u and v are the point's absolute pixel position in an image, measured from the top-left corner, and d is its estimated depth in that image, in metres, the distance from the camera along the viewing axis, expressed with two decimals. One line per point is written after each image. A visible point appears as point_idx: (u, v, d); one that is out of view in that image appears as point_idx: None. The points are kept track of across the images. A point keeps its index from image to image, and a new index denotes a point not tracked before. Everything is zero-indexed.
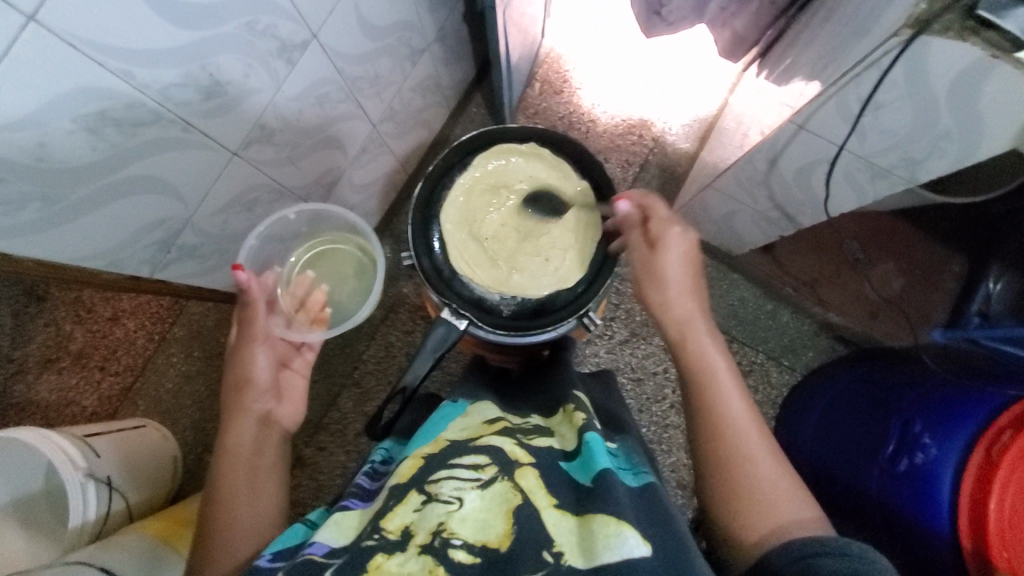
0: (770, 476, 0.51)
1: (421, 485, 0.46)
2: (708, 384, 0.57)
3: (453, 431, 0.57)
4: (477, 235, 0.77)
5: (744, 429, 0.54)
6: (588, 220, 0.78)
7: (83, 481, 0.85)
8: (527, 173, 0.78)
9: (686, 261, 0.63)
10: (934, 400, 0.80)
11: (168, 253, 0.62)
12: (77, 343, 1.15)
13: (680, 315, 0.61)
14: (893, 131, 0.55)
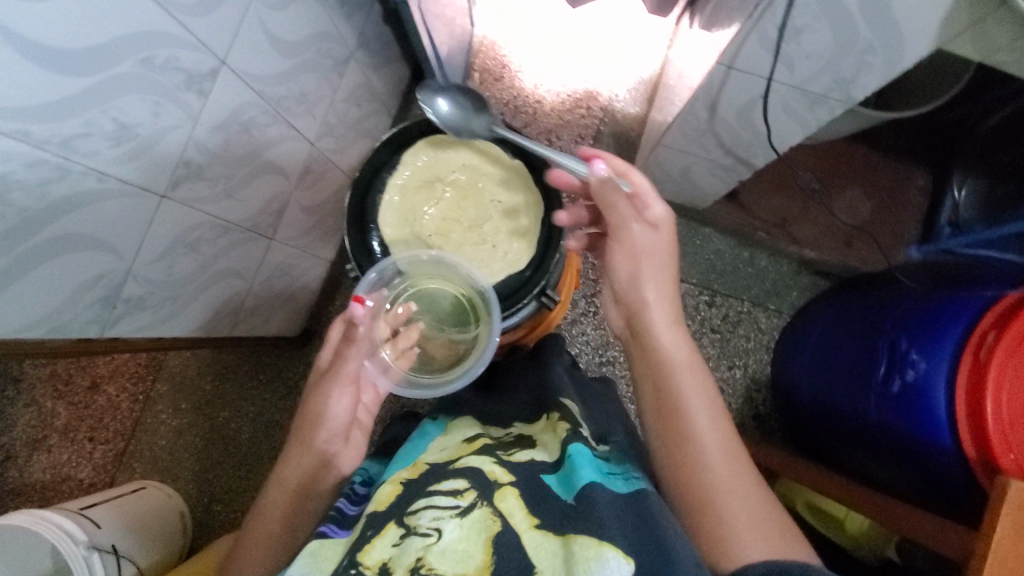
0: (737, 490, 0.51)
1: (400, 517, 0.46)
2: (678, 379, 0.57)
3: (434, 452, 0.58)
4: (421, 231, 0.80)
5: (707, 433, 0.55)
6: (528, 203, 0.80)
7: (87, 554, 0.83)
8: (461, 165, 0.80)
9: (666, 270, 0.63)
10: (916, 314, 0.79)
11: (115, 309, 0.60)
12: (61, 417, 1.13)
13: (651, 325, 0.62)
14: (817, 54, 0.54)
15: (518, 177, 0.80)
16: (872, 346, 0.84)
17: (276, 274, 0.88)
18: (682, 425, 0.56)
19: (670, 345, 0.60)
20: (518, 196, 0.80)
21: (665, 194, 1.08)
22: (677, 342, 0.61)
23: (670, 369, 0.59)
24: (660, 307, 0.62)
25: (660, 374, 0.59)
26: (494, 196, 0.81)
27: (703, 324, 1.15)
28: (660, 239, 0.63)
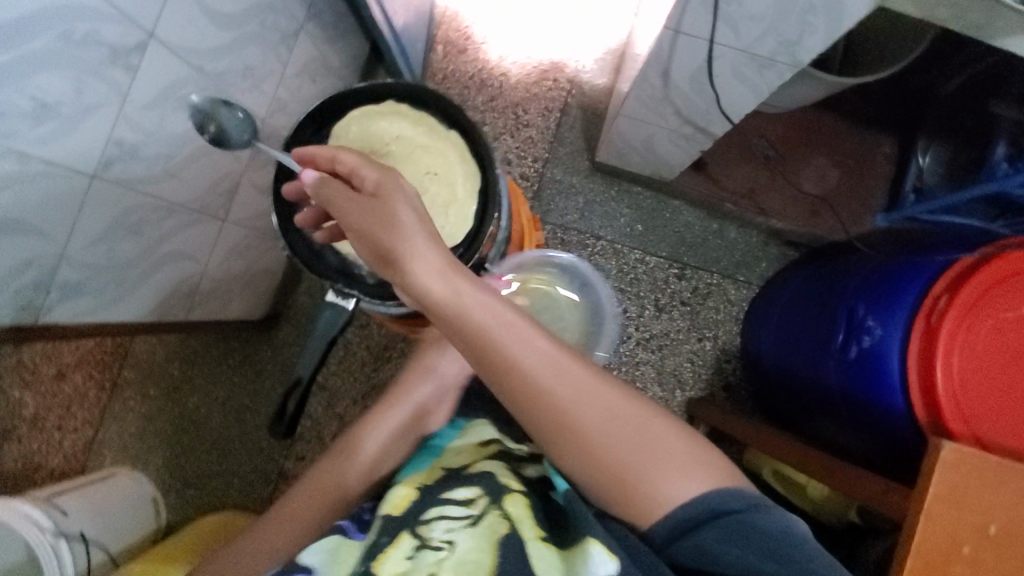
0: (639, 436, 0.53)
1: (412, 526, 0.50)
2: (517, 373, 0.52)
3: (451, 455, 0.63)
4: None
5: (575, 406, 0.52)
6: (465, 171, 0.69)
7: (54, 541, 0.83)
8: (392, 134, 0.69)
9: (437, 241, 0.51)
10: (874, 281, 0.79)
11: (51, 294, 0.58)
12: (27, 407, 1.10)
13: (479, 327, 0.51)
14: (759, 15, 0.54)
15: (458, 149, 0.69)
16: (832, 314, 0.85)
17: (232, 256, 0.86)
18: (562, 419, 0.52)
19: (498, 331, 0.52)
20: (454, 168, 0.69)
21: (632, 166, 1.07)
22: (502, 315, 0.52)
23: (513, 365, 0.52)
24: (467, 286, 0.52)
25: (507, 377, 0.52)
26: (429, 168, 0.69)
27: (672, 297, 1.14)
28: (406, 214, 0.51)
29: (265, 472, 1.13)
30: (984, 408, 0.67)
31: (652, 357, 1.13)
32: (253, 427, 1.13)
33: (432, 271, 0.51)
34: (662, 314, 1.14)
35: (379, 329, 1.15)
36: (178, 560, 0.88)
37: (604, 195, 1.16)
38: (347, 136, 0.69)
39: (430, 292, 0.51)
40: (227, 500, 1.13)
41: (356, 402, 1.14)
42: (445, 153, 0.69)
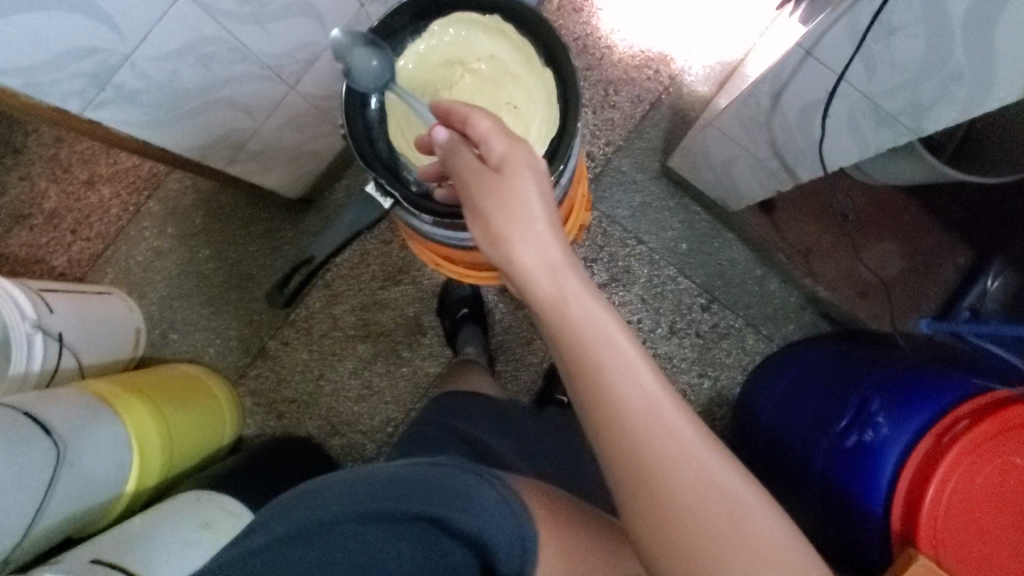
0: (730, 513, 0.42)
1: None
2: (609, 402, 0.44)
3: None
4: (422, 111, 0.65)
5: (670, 460, 0.43)
6: (545, 113, 0.65)
7: (30, 332, 0.85)
8: (489, 53, 0.66)
9: (554, 228, 0.48)
10: (901, 381, 0.76)
11: (103, 92, 0.57)
12: (50, 202, 1.13)
13: (580, 334, 0.45)
14: (903, 65, 0.50)
15: (547, 93, 0.65)
16: (843, 396, 0.82)
17: (286, 127, 0.85)
18: (637, 461, 0.43)
19: (591, 343, 0.45)
20: (536, 110, 0.65)
21: (701, 184, 1.03)
22: (598, 326, 0.46)
23: (598, 386, 0.45)
24: (571, 283, 0.47)
25: (590, 397, 0.45)
26: (512, 101, 0.65)
27: (690, 325, 1.10)
28: (534, 201, 0.48)
29: (248, 344, 1.14)
30: (959, 537, 0.63)
31: None
32: (251, 298, 1.14)
33: (541, 269, 0.48)
34: (673, 337, 1.10)
35: (400, 250, 1.14)
36: (137, 391, 0.89)
37: (662, 203, 1.12)
38: (443, 39, 0.65)
39: (534, 290, 0.48)
40: (204, 356, 1.15)
41: (352, 311, 1.14)
42: (532, 91, 0.65)
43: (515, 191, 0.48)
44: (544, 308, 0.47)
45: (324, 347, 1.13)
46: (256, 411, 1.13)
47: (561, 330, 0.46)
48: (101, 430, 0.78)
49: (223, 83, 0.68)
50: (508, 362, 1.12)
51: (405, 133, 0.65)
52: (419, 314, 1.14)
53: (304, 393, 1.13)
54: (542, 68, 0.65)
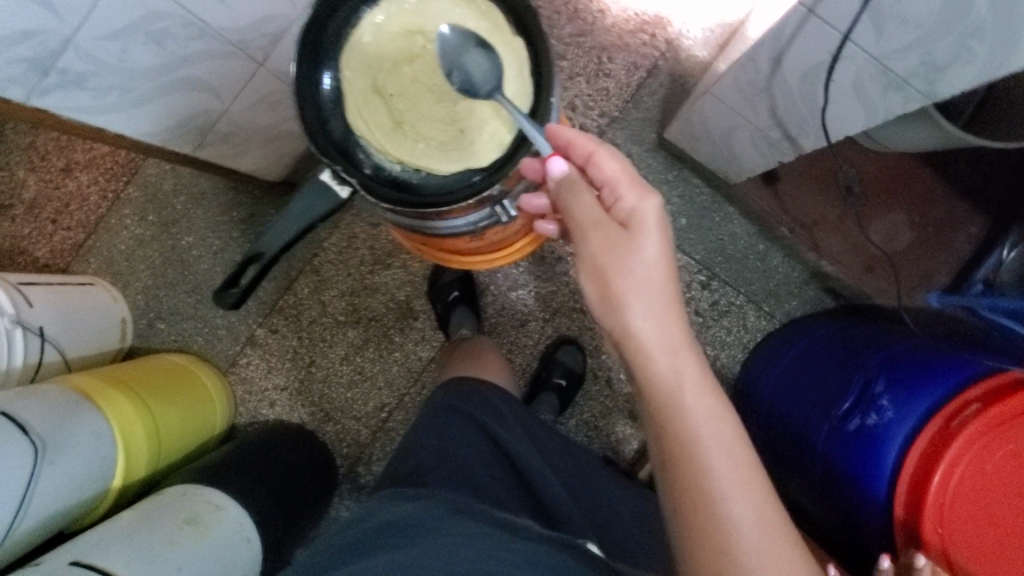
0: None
1: None
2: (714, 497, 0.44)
3: None
4: (380, 88, 0.58)
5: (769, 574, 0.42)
6: (518, 87, 0.58)
7: (10, 328, 0.84)
8: (450, 17, 0.58)
9: (677, 309, 0.48)
10: (906, 361, 0.72)
11: (47, 78, 0.53)
12: (29, 190, 1.11)
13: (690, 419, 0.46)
14: (916, 21, 0.45)
15: (518, 61, 0.58)
16: (846, 378, 0.78)
17: (259, 107, 0.81)
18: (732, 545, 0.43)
19: (700, 425, 0.46)
20: (509, 79, 0.58)
21: (699, 155, 0.98)
22: (707, 407, 0.47)
23: (702, 460, 0.45)
24: (683, 359, 0.47)
25: (693, 470, 0.45)
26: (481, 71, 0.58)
27: (689, 302, 1.07)
28: (659, 270, 0.48)
29: (236, 332, 1.12)
30: (965, 525, 0.61)
31: None
32: None
33: (657, 335, 0.48)
34: None
35: (388, 233, 1.10)
36: (121, 385, 0.87)
37: (660, 176, 1.07)
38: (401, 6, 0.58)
39: (648, 352, 0.48)
40: (193, 344, 1.13)
41: (342, 296, 1.11)
42: (502, 59, 0.58)
43: (637, 254, 0.48)
44: (656, 372, 0.47)
45: (314, 333, 1.11)
46: (248, 399, 1.12)
47: (673, 400, 0.47)
48: (85, 427, 0.76)
49: (180, 61, 0.64)
50: (502, 344, 1.10)
51: (365, 114, 0.59)
52: (410, 297, 1.11)
53: (296, 380, 1.12)
54: (511, 34, 0.58)
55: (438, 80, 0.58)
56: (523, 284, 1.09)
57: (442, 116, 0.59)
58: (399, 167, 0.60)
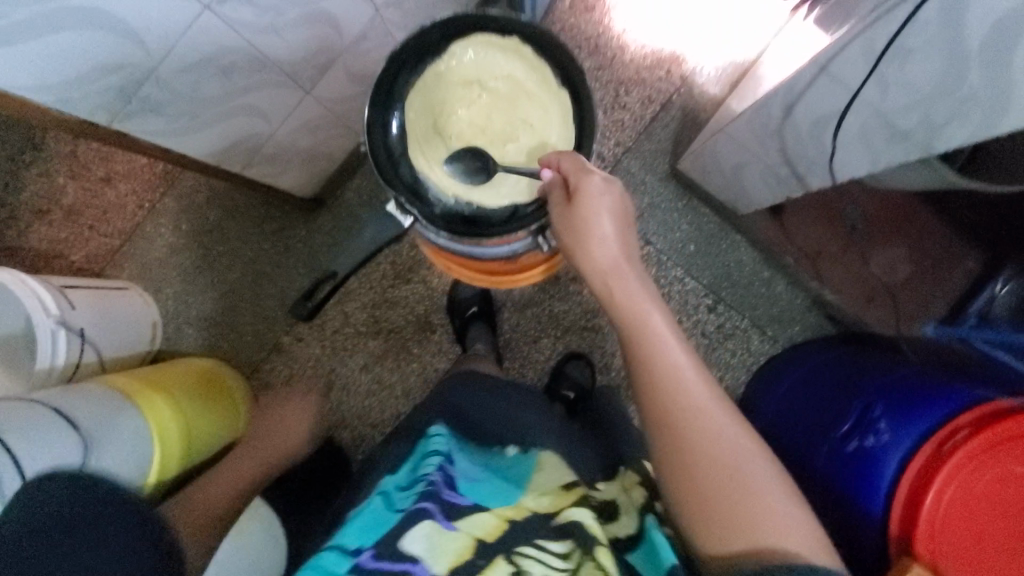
0: (743, 485, 0.50)
1: (510, 553, 0.53)
2: (660, 389, 0.54)
3: (536, 496, 0.61)
4: (441, 129, 0.67)
5: (711, 436, 0.52)
6: (562, 132, 0.66)
7: (55, 328, 0.87)
8: (505, 71, 0.66)
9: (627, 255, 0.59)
10: (902, 387, 0.77)
11: (130, 104, 0.58)
12: (69, 198, 1.15)
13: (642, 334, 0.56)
14: (917, 85, 0.49)
15: (562, 111, 0.66)
16: (846, 402, 0.83)
17: (302, 129, 0.87)
18: (677, 427, 0.53)
19: (649, 338, 0.56)
20: (552, 126, 0.67)
21: (710, 186, 1.04)
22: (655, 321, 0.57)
23: (653, 367, 0.55)
24: (633, 288, 0.58)
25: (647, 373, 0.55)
26: (527, 120, 0.67)
27: (696, 324, 1.12)
28: (608, 219, 0.60)
29: (262, 339, 1.17)
30: (957, 544, 0.65)
31: None
32: (265, 295, 1.17)
33: (611, 272, 0.59)
34: None
35: (411, 248, 1.16)
36: (155, 387, 0.91)
37: (672, 203, 1.13)
38: (461, 60, 0.66)
39: (606, 286, 0.59)
40: (219, 349, 1.17)
41: (364, 308, 1.16)
42: (548, 110, 0.66)
43: (593, 212, 0.59)
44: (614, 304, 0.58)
45: (336, 342, 1.16)
46: None
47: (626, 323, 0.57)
48: (126, 425, 0.80)
49: (240, 88, 0.69)
50: (516, 359, 1.15)
51: (427, 151, 0.68)
52: (429, 311, 1.16)
53: (317, 387, 1.16)
54: (558, 86, 0.66)
55: (490, 125, 0.67)
56: (538, 301, 1.15)
57: (494, 157, 0.67)
58: (453, 199, 0.68)
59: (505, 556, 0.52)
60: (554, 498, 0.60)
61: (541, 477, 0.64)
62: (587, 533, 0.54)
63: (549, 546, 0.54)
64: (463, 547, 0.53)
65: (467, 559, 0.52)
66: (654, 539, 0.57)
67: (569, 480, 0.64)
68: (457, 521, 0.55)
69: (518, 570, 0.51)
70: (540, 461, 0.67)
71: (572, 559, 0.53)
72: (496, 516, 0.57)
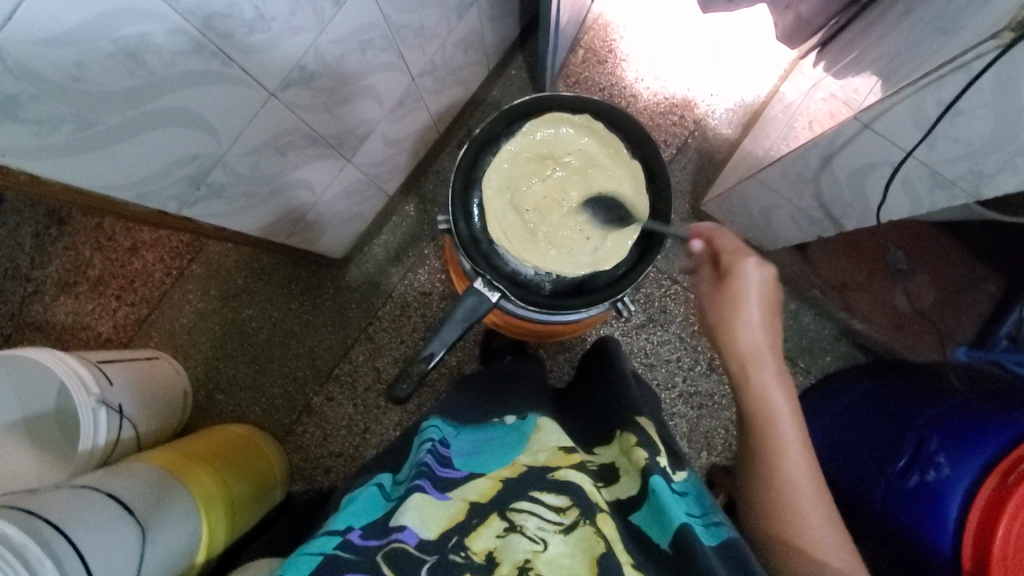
0: (817, 541, 0.51)
1: (503, 509, 0.47)
2: (768, 422, 0.58)
3: (531, 455, 0.56)
4: (519, 205, 0.71)
5: (801, 480, 0.54)
6: (635, 202, 0.72)
7: (95, 407, 0.84)
8: (577, 147, 0.72)
9: (767, 314, 0.63)
10: (954, 418, 0.78)
11: (198, 191, 0.59)
12: (95, 269, 1.15)
13: (758, 385, 0.60)
14: (966, 141, 0.52)
15: (635, 179, 0.72)
16: (899, 436, 0.84)
17: (340, 195, 0.89)
18: (778, 482, 0.54)
19: (766, 390, 0.60)
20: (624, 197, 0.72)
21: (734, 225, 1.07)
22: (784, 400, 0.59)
23: (768, 408, 0.59)
24: (769, 369, 0.61)
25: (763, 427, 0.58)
26: (603, 190, 0.72)
27: None
28: (762, 297, 0.63)
29: (293, 401, 1.16)
30: None
31: (689, 412, 1.13)
32: (295, 356, 1.16)
33: (755, 351, 0.62)
34: (712, 374, 1.13)
35: (439, 300, 1.16)
36: (198, 461, 0.89)
37: None
38: (532, 139, 0.72)
39: (743, 359, 0.62)
40: (250, 414, 1.16)
41: (395, 363, 1.16)
42: (621, 178, 0.72)
43: (745, 288, 0.63)
44: (749, 370, 0.61)
45: (369, 400, 1.15)
46: (304, 467, 1.14)
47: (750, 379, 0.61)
48: (176, 502, 0.78)
49: (292, 163, 0.71)
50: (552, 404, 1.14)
51: (506, 226, 0.71)
52: (462, 362, 1.15)
53: (351, 447, 1.14)
54: (629, 157, 0.72)
55: (566, 199, 0.71)
56: (571, 347, 1.15)
57: (572, 228, 0.71)
58: (533, 270, 0.72)
59: (500, 512, 0.46)
60: (551, 455, 0.55)
61: (545, 439, 0.58)
62: (586, 493, 0.48)
63: (544, 499, 0.47)
64: (456, 510, 0.47)
65: (460, 520, 0.46)
66: (659, 494, 0.50)
67: (567, 444, 0.58)
68: (449, 492, 0.49)
69: (511, 525, 0.45)
70: (537, 426, 0.62)
71: (571, 513, 0.46)
72: (491, 478, 0.52)
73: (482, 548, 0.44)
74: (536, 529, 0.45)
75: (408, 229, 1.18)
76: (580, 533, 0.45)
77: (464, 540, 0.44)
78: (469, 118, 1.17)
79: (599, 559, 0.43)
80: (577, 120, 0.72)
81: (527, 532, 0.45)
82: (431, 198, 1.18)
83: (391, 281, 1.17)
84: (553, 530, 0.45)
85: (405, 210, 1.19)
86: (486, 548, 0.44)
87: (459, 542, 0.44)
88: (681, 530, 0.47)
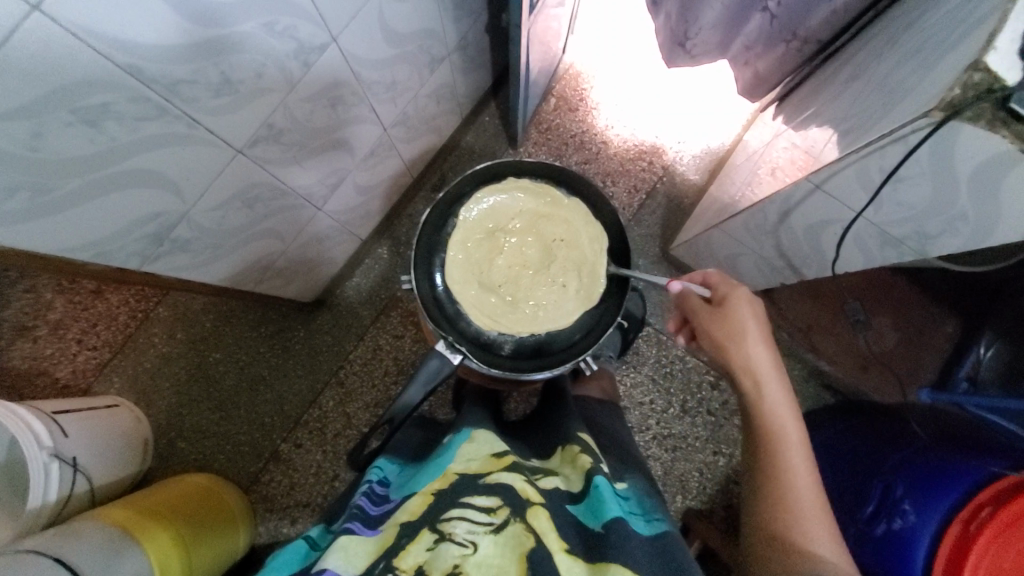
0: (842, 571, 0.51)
1: (434, 523, 0.46)
2: (782, 457, 0.57)
3: (461, 461, 0.56)
4: (487, 284, 0.74)
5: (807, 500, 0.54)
6: (591, 233, 0.76)
7: (48, 461, 0.81)
8: (518, 209, 0.76)
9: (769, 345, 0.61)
10: (918, 464, 0.81)
11: (160, 247, 0.59)
12: (56, 313, 1.12)
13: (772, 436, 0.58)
14: (909, 205, 0.55)
15: (581, 215, 0.76)
16: (868, 479, 0.87)
17: (310, 241, 0.89)
18: (787, 510, 0.54)
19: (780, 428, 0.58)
20: (581, 235, 0.75)
21: None
22: (790, 418, 0.58)
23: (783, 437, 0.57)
24: (775, 394, 0.59)
25: (772, 470, 0.57)
26: (557, 236, 0.75)
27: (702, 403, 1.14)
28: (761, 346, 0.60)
29: (259, 448, 1.12)
30: None
31: (663, 455, 1.12)
32: (263, 402, 1.14)
33: (752, 373, 0.60)
34: (686, 416, 1.14)
35: (412, 343, 1.16)
36: (152, 517, 0.84)
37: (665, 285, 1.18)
38: (475, 212, 0.75)
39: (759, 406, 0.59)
40: (214, 463, 1.12)
41: (367, 408, 1.13)
42: (570, 220, 0.76)
43: (744, 321, 0.60)
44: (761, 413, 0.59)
45: (338, 447, 1.12)
46: (269, 516, 1.10)
47: (769, 451, 0.58)
48: (128, 566, 0.73)
49: (259, 215, 0.71)
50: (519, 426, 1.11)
51: (488, 309, 0.74)
52: (436, 407, 1.10)
53: (319, 497, 1.10)
54: (562, 197, 0.76)
55: (530, 260, 0.75)
56: None
57: (543, 283, 0.74)
58: (524, 334, 0.74)
59: (430, 527, 0.45)
60: (483, 462, 0.55)
61: (478, 446, 0.59)
62: (516, 492, 0.48)
63: (473, 502, 0.46)
64: (382, 539, 0.46)
65: (389, 545, 0.45)
66: (600, 491, 0.51)
67: (500, 451, 0.58)
68: (380, 527, 0.49)
69: (440, 537, 0.44)
70: (470, 437, 0.61)
71: (501, 512, 0.46)
72: (421, 495, 0.51)
73: (410, 565, 0.42)
74: (466, 533, 0.44)
75: (381, 272, 1.19)
76: (510, 531, 0.45)
77: (392, 562, 0.43)
78: (444, 162, 1.20)
79: (528, 555, 0.42)
80: (512, 184, 0.76)
81: (456, 538, 0.43)
82: (404, 241, 1.19)
83: (364, 314, 1.17)
84: (483, 532, 0.44)
85: (378, 252, 1.19)
86: (414, 563, 0.42)
87: (387, 564, 0.43)
88: (614, 519, 0.48)
